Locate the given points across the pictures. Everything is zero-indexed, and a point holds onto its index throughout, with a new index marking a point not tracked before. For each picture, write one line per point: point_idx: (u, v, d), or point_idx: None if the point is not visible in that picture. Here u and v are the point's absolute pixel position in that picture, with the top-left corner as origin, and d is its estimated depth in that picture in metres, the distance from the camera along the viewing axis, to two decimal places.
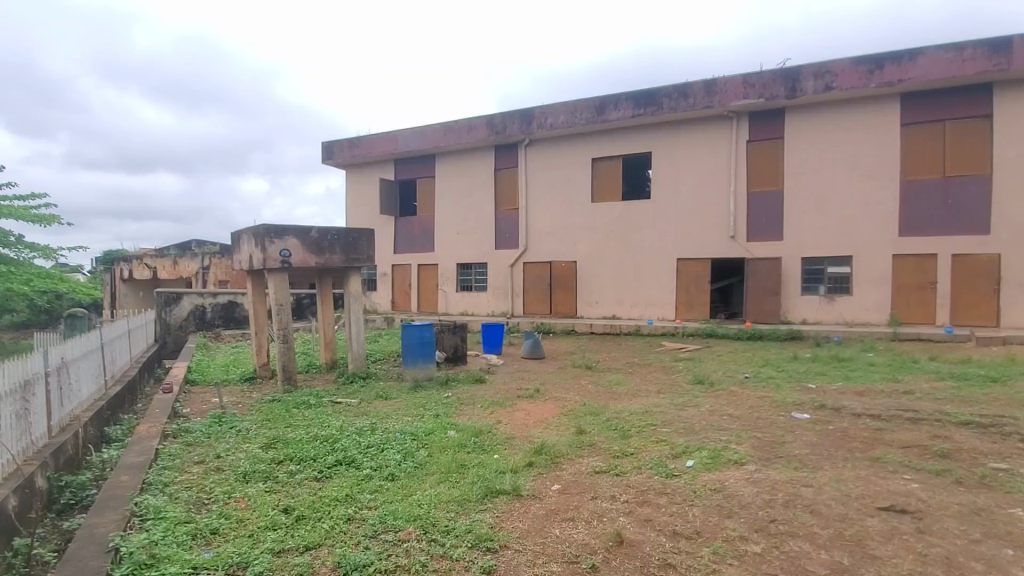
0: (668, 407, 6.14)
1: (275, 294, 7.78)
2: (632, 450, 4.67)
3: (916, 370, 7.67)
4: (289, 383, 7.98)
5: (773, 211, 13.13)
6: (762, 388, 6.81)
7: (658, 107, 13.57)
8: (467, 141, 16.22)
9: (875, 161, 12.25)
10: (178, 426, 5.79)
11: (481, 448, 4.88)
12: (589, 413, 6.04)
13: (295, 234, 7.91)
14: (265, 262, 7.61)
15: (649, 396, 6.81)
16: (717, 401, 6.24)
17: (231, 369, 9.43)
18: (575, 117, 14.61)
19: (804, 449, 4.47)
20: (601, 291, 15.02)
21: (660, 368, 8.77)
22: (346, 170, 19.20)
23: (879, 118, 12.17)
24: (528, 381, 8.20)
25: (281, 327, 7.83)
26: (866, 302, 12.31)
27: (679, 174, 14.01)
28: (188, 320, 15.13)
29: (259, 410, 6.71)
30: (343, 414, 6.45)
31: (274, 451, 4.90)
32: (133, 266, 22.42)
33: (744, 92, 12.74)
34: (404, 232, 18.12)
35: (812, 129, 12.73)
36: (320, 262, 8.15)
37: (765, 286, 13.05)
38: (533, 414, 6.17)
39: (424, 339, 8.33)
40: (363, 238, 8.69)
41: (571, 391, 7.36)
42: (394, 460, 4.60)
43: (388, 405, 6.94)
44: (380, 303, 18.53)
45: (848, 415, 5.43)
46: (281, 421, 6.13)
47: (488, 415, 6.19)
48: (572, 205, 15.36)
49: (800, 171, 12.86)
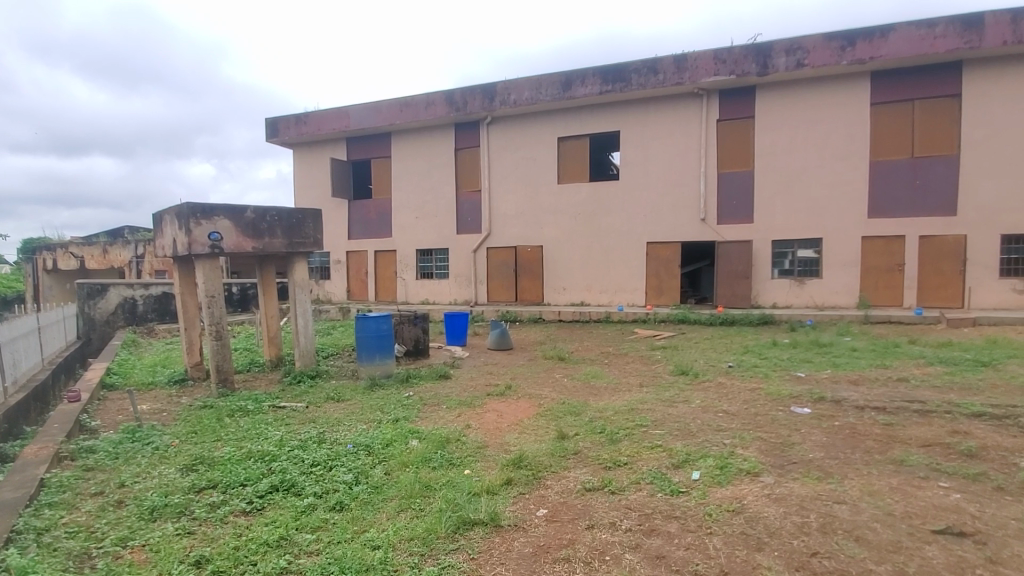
0: (656, 404, 5.55)
1: (205, 284, 6.74)
2: (625, 460, 4.02)
3: (902, 355, 7.54)
4: (225, 385, 6.99)
5: (744, 192, 12.78)
6: (750, 379, 6.36)
7: (626, 83, 12.93)
8: (424, 118, 15.18)
9: (846, 141, 12.06)
10: (79, 445, 4.75)
11: (449, 461, 4.13)
12: (570, 414, 5.38)
13: (226, 215, 6.86)
14: (191, 247, 6.53)
15: (632, 391, 6.21)
16: (708, 395, 5.68)
17: (159, 370, 8.29)
18: (540, 93, 13.79)
19: (819, 453, 3.96)
20: (569, 277, 14.42)
21: (637, 358, 8.25)
22: (293, 149, 17.78)
23: (849, 97, 11.95)
24: (498, 376, 7.50)
25: (213, 322, 6.81)
26: (835, 285, 12.20)
27: (648, 153, 13.48)
28: (116, 314, 13.66)
29: (186, 420, 5.72)
30: (285, 422, 5.56)
31: (193, 477, 3.98)
32: (56, 254, 20.35)
33: (715, 68, 12.23)
34: (359, 217, 16.97)
35: (782, 108, 12.39)
36: (258, 247, 7.14)
37: (736, 270, 12.74)
38: (506, 416, 5.46)
39: (382, 332, 7.46)
40: (308, 220, 7.71)
41: (546, 387, 6.68)
42: (344, 484, 3.78)
43: (340, 409, 6.07)
44: (335, 293, 17.38)
45: (851, 409, 5.02)
46: (210, 433, 5.18)
47: (456, 417, 5.46)
48: (538, 187, 14.63)
49: (771, 152, 12.54)
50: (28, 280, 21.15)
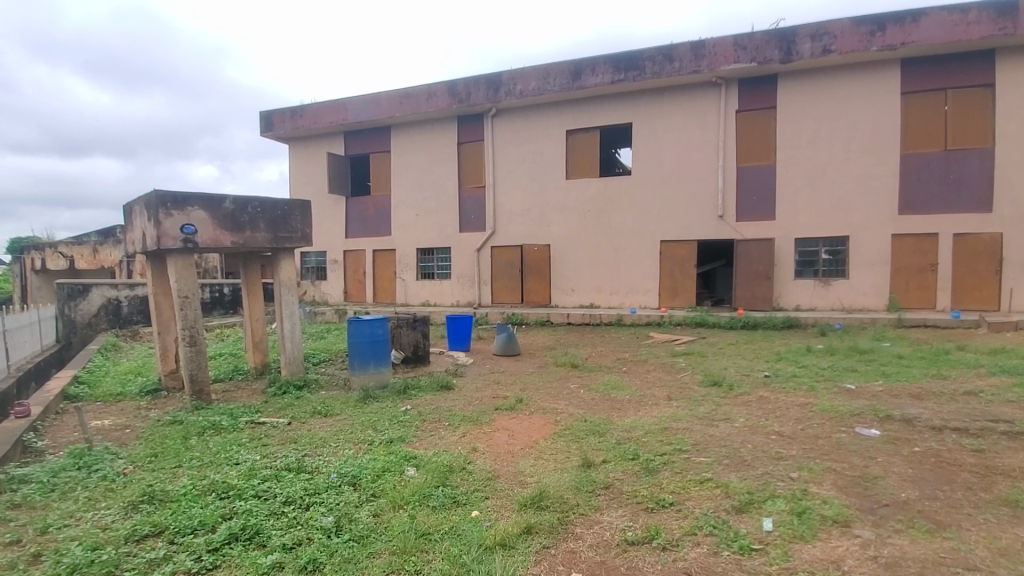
0: (692, 422, 4.76)
1: (177, 283, 5.99)
2: (672, 498, 3.25)
3: (955, 363, 6.78)
4: (200, 397, 6.23)
5: (765, 187, 11.98)
6: (794, 391, 5.59)
7: (640, 72, 12.17)
8: (426, 110, 14.44)
9: (874, 133, 11.27)
10: (13, 476, 4.00)
11: (452, 500, 3.36)
12: (593, 434, 4.61)
13: (201, 205, 6.10)
14: (159, 241, 5.77)
15: (661, 405, 5.43)
16: (752, 412, 4.89)
17: (132, 379, 7.54)
18: (547, 83, 13.03)
19: (912, 493, 3.20)
20: (577, 277, 13.65)
21: (659, 365, 7.47)
22: (289, 144, 17.05)
23: (878, 86, 11.17)
24: (505, 386, 6.73)
25: (186, 326, 6.05)
26: (863, 286, 11.41)
27: (661, 146, 12.72)
28: (99, 316, 12.96)
29: (148, 441, 4.99)
30: (262, 443, 4.80)
31: (135, 520, 3.22)
32: (44, 255, 19.43)
33: (735, 55, 11.47)
34: (357, 214, 16.21)
35: (806, 97, 11.62)
36: (238, 242, 6.38)
37: (757, 269, 11.95)
38: (519, 436, 4.69)
39: (377, 337, 6.68)
40: (295, 212, 6.94)
41: (561, 400, 5.91)
42: (321, 532, 3.02)
43: (327, 426, 5.32)
44: (331, 294, 16.62)
45: (927, 431, 4.25)
46: (172, 459, 4.44)
47: (460, 438, 4.69)
48: (545, 182, 13.88)
49: (794, 144, 11.75)
50: (16, 280, 20.33)
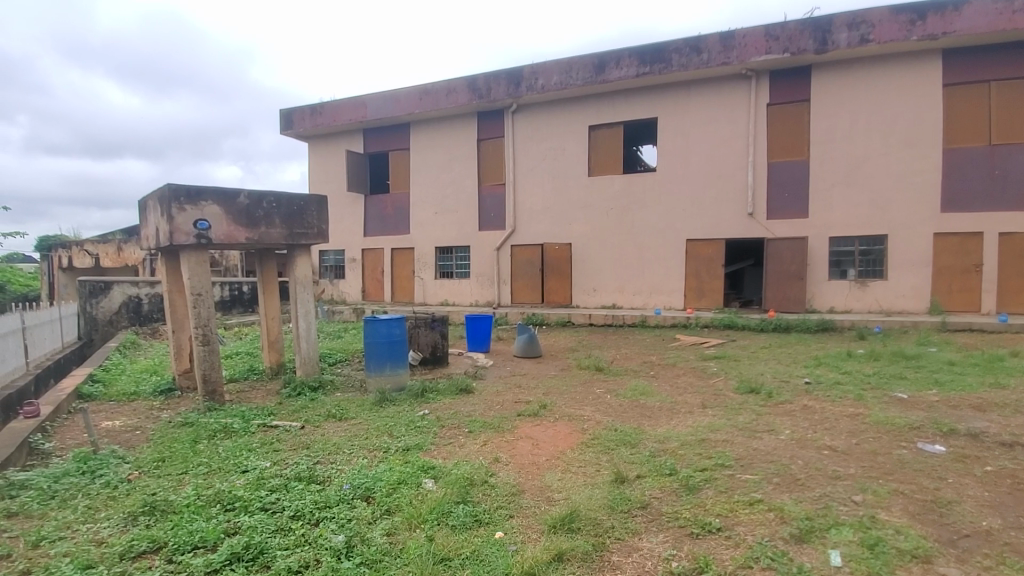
0: (731, 434, 4.39)
1: (191, 280, 5.82)
2: (720, 522, 2.91)
3: (1013, 370, 6.26)
4: (213, 398, 6.05)
5: (798, 184, 11.46)
6: (840, 400, 5.18)
7: (666, 64, 11.75)
8: (445, 107, 14.20)
9: (916, 126, 10.67)
10: (14, 481, 3.84)
11: (473, 519, 3.06)
12: (624, 446, 4.28)
13: (216, 200, 5.91)
14: (172, 237, 5.60)
15: (695, 414, 5.07)
16: (798, 423, 4.51)
17: (147, 378, 7.43)
18: (570, 78, 12.69)
19: (995, 521, 2.80)
20: (599, 276, 13.28)
21: (690, 370, 7.08)
22: (309, 142, 16.99)
23: (920, 76, 10.56)
24: (527, 390, 6.43)
25: (199, 324, 5.87)
26: (902, 288, 10.83)
27: (688, 142, 12.28)
28: (119, 313, 13.00)
29: (157, 445, 4.80)
30: (272, 449, 4.57)
31: (133, 535, 3.02)
32: (71, 253, 19.69)
33: (766, 46, 10.98)
34: (375, 212, 16.06)
35: (842, 89, 11.08)
36: (253, 238, 6.18)
37: (789, 270, 11.43)
38: (544, 446, 4.38)
39: (394, 337, 6.43)
40: (311, 208, 6.72)
41: (587, 406, 5.58)
42: (330, 552, 2.75)
43: (342, 430, 5.08)
44: (349, 293, 16.51)
45: (998, 448, 3.82)
46: (179, 465, 4.25)
47: (482, 446, 4.39)
48: (566, 180, 13.53)
49: (829, 138, 11.22)
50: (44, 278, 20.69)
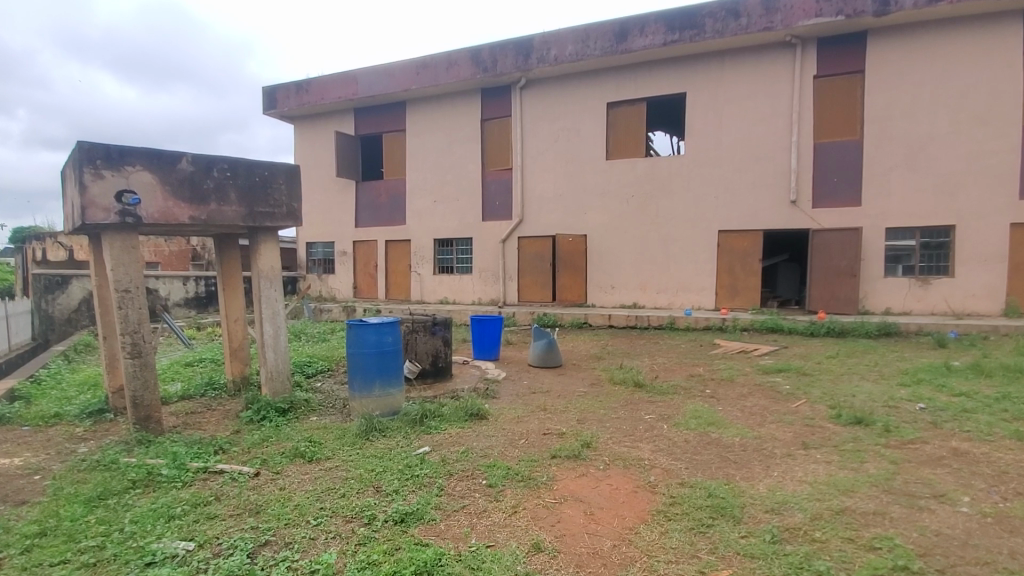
0: (879, 502, 2.97)
1: (114, 271, 4.35)
2: None
3: None
4: (147, 427, 4.59)
5: (849, 167, 10.06)
6: (993, 441, 3.80)
7: (699, 31, 10.30)
8: (445, 82, 12.72)
9: (989, 101, 9.28)
10: None
11: None
12: (724, 519, 2.88)
13: (146, 165, 4.47)
14: (84, 213, 4.13)
15: (799, 461, 3.66)
16: (967, 484, 3.12)
17: (80, 396, 5.94)
18: (587, 47, 11.24)
19: None
20: (619, 272, 11.87)
21: (756, 388, 5.67)
22: (295, 124, 15.49)
23: (996, 42, 9.16)
24: (557, 415, 5.03)
25: (126, 330, 4.39)
26: (971, 287, 9.47)
27: (721, 119, 10.87)
28: (79, 312, 11.54)
29: (45, 507, 3.36)
30: (202, 520, 3.10)
31: None
32: (45, 245, 18.13)
33: (817, 8, 9.52)
34: (368, 201, 14.58)
35: (902, 59, 9.66)
36: (198, 218, 4.72)
37: (839, 265, 10.05)
38: (603, 514, 2.99)
39: (383, 347, 4.98)
40: (278, 180, 5.26)
41: (642, 442, 4.20)
42: None
43: (309, 482, 3.63)
44: (340, 289, 15.04)
45: None
46: (56, 549, 2.82)
47: (511, 519, 2.96)
48: (581, 163, 12.10)
49: (887, 115, 9.81)
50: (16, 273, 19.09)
